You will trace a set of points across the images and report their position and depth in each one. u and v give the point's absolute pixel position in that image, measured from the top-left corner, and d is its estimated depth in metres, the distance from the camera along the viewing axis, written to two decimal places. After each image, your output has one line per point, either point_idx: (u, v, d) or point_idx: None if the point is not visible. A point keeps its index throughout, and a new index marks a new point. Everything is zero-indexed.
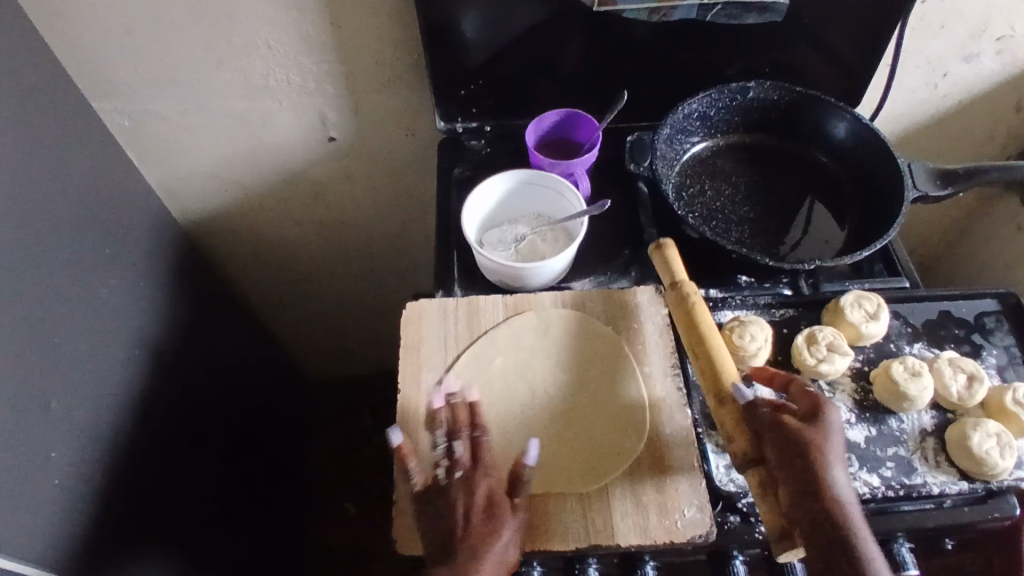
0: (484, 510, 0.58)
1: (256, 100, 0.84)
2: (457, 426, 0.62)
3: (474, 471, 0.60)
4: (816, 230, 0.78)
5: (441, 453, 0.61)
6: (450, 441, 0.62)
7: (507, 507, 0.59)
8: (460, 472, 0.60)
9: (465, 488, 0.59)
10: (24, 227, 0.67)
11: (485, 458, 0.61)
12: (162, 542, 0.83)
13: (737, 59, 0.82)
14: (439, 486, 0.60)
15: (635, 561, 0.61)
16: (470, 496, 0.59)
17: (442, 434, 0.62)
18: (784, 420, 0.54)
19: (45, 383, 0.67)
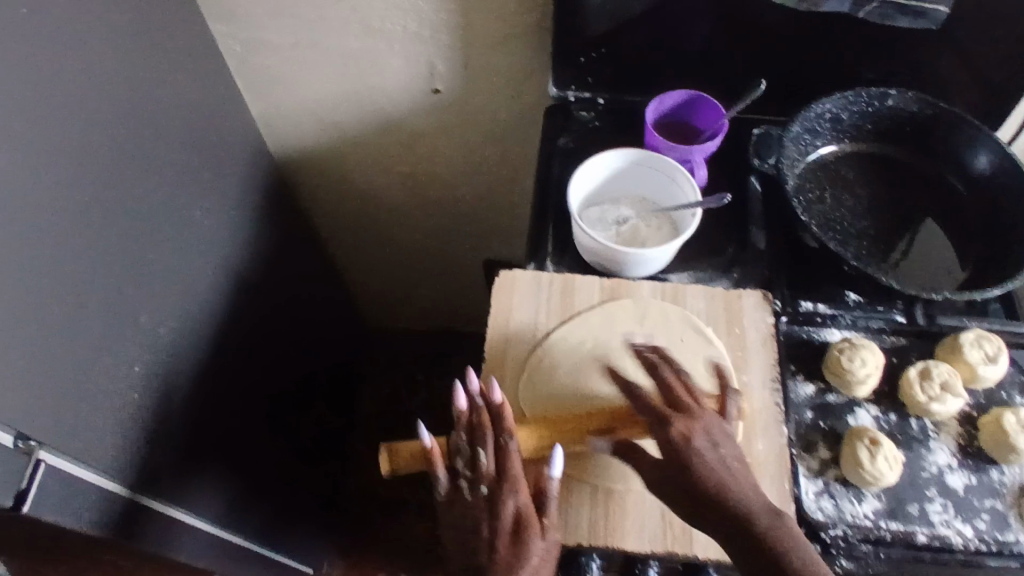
0: (510, 534, 0.54)
1: (368, 42, 0.82)
2: (480, 428, 0.57)
3: (503, 488, 0.55)
4: (937, 256, 0.73)
5: (464, 461, 0.56)
6: (474, 447, 0.56)
7: (536, 528, 0.55)
8: (488, 486, 0.56)
9: (490, 506, 0.55)
10: (132, 141, 0.66)
11: (512, 471, 0.55)
12: (217, 466, 0.84)
13: (881, 64, 0.76)
14: (464, 504, 0.56)
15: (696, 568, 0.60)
16: (497, 516, 0.55)
17: (464, 437, 0.57)
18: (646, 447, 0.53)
19: (135, 300, 0.67)
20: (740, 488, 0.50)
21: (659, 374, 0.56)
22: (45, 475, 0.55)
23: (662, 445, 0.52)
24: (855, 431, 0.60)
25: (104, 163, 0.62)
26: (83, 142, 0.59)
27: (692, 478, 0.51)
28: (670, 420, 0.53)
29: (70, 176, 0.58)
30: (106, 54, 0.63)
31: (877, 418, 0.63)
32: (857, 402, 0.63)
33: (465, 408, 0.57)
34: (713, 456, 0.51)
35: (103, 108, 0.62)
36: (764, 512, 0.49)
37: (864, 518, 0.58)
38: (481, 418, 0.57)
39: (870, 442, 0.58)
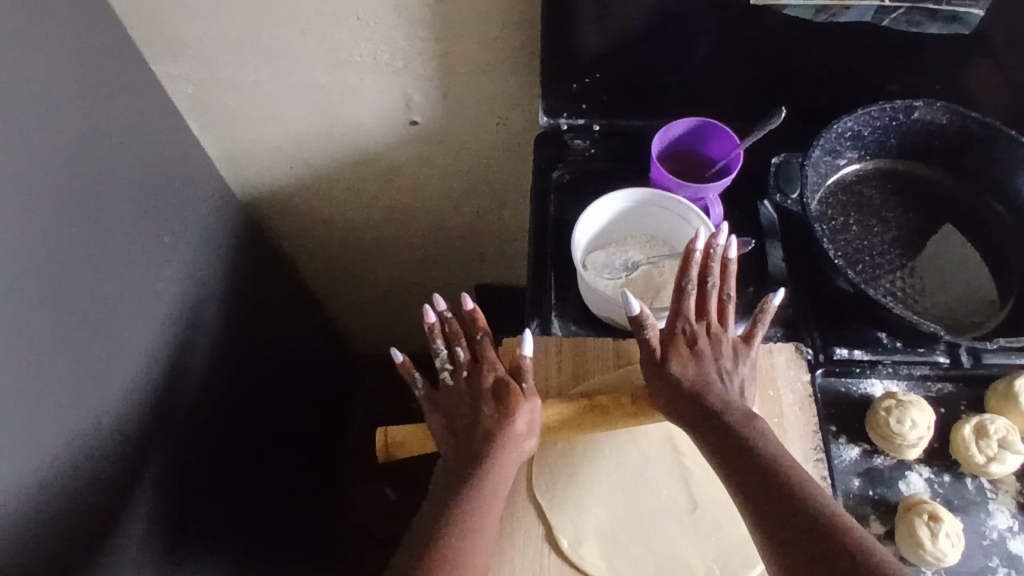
0: (494, 407, 0.55)
1: (335, 76, 0.73)
2: (453, 329, 0.59)
3: (479, 369, 0.57)
4: (976, 283, 0.66)
5: (443, 358, 0.59)
6: (451, 347, 0.59)
7: (519, 395, 0.55)
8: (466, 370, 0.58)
9: (471, 388, 0.57)
10: (85, 223, 0.58)
11: (489, 355, 0.58)
12: (196, 552, 0.78)
13: (905, 75, 0.69)
14: (446, 390, 0.58)
15: None
16: (478, 390, 0.56)
17: (441, 342, 0.59)
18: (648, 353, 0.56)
19: (92, 401, 0.59)
20: (726, 385, 0.54)
21: (703, 284, 0.57)
22: None
23: (668, 342, 0.55)
24: (912, 503, 0.54)
25: (49, 258, 0.54)
26: (26, 239, 0.51)
27: (680, 376, 0.54)
28: (686, 330, 0.56)
29: (13, 284, 0.50)
30: (52, 131, 0.54)
31: (929, 481, 0.57)
32: (907, 465, 0.57)
33: (434, 322, 0.58)
34: (701, 362, 0.54)
35: (48, 194, 0.54)
36: (739, 412, 0.52)
37: None
38: (451, 324, 0.59)
39: (930, 518, 0.52)
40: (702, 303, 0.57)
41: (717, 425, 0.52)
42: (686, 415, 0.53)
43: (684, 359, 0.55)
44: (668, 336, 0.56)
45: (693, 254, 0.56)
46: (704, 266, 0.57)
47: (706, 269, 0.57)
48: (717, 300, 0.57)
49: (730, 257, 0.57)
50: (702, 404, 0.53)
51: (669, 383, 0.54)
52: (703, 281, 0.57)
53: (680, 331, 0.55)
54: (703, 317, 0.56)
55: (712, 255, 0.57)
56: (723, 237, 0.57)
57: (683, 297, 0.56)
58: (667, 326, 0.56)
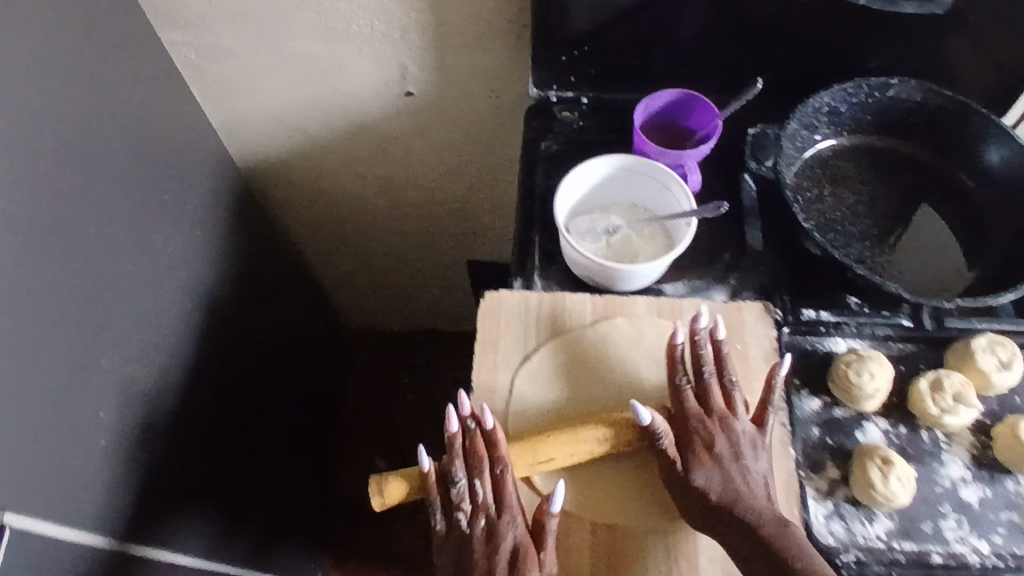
0: (510, 562, 0.54)
1: (333, 46, 0.77)
2: (474, 458, 0.55)
3: (500, 518, 0.55)
4: (943, 253, 0.69)
5: (461, 492, 0.55)
6: (471, 478, 0.55)
7: (535, 561, 0.54)
8: (486, 517, 0.55)
9: (489, 531, 0.55)
10: (77, 175, 0.62)
11: (511, 497, 0.55)
12: (195, 499, 0.82)
13: (882, 52, 0.72)
14: (461, 528, 0.55)
15: None
16: (495, 539, 0.55)
17: (461, 470, 0.55)
18: (675, 484, 0.56)
19: (94, 341, 0.63)
20: (754, 498, 0.54)
21: (698, 374, 0.58)
22: (10, 542, 0.53)
23: (685, 449, 0.56)
24: (865, 449, 0.57)
25: (44, 205, 0.58)
26: (21, 185, 0.55)
27: (706, 488, 0.55)
28: (699, 426, 0.56)
29: (11, 224, 0.54)
30: (41, 87, 0.58)
31: (887, 432, 0.60)
32: (865, 417, 0.60)
33: (457, 433, 0.55)
34: (728, 484, 0.55)
35: (37, 146, 0.57)
36: (772, 518, 0.54)
37: (877, 539, 0.56)
38: (476, 441, 0.55)
39: (882, 462, 0.55)
40: (705, 395, 0.58)
41: (757, 553, 0.52)
42: (721, 536, 0.54)
43: (709, 491, 0.54)
44: (692, 473, 0.55)
45: (675, 348, 0.59)
46: (696, 355, 0.59)
47: (698, 358, 0.58)
48: (719, 387, 0.58)
49: (719, 338, 0.59)
50: (727, 538, 0.54)
51: (695, 505, 0.55)
52: (698, 370, 0.58)
53: (695, 437, 0.56)
54: (710, 417, 0.57)
55: (698, 340, 0.59)
56: (705, 318, 0.58)
57: (682, 393, 0.58)
58: (678, 430, 0.57)
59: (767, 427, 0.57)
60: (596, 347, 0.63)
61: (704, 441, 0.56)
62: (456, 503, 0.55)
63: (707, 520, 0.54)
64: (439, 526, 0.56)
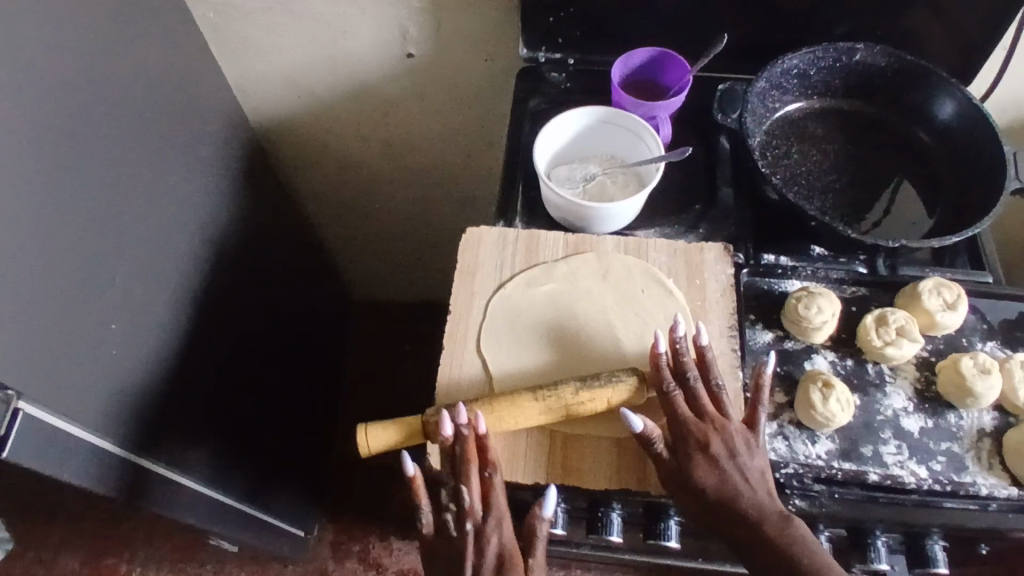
0: (495, 565, 0.58)
1: (339, 6, 0.83)
2: (462, 464, 0.57)
3: (487, 523, 0.58)
4: (902, 209, 0.74)
5: (449, 498, 0.58)
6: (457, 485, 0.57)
7: (519, 566, 0.58)
8: (473, 522, 0.58)
9: (477, 536, 0.58)
10: (99, 107, 0.68)
11: (497, 500, 0.58)
12: (198, 425, 0.88)
13: (849, 19, 0.76)
14: (449, 532, 0.58)
15: (659, 512, 0.64)
16: (481, 545, 0.58)
17: (448, 477, 0.58)
18: (672, 484, 0.57)
19: (109, 259, 0.69)
20: (754, 496, 0.56)
21: (683, 377, 0.59)
22: (23, 424, 0.57)
23: (682, 451, 0.57)
24: (810, 374, 0.62)
25: (68, 129, 0.64)
26: (49, 106, 0.62)
27: (706, 488, 0.56)
28: (694, 427, 0.57)
29: (38, 140, 0.60)
30: (67, 23, 0.65)
31: (833, 362, 0.65)
32: (814, 349, 0.65)
33: (450, 437, 0.57)
34: (727, 478, 0.56)
35: (61, 74, 0.64)
36: (774, 515, 0.55)
37: (817, 457, 0.60)
38: (467, 447, 0.57)
39: (823, 385, 0.60)
40: (693, 399, 0.58)
41: (762, 547, 0.54)
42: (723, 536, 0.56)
43: (709, 489, 0.56)
44: (688, 474, 0.56)
45: (659, 359, 0.59)
46: (676, 362, 0.59)
47: (680, 365, 0.59)
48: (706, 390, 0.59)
49: (704, 344, 0.59)
50: (731, 530, 0.56)
51: (695, 504, 0.56)
52: (682, 376, 0.59)
53: (688, 438, 0.57)
54: (701, 419, 0.58)
55: (678, 349, 0.59)
56: (682, 327, 0.59)
57: (672, 400, 0.58)
58: (669, 435, 0.58)
59: (759, 427, 0.58)
60: (566, 280, 0.68)
61: (696, 440, 0.57)
62: (444, 508, 0.58)
63: (710, 511, 0.56)
64: (426, 529, 0.59)
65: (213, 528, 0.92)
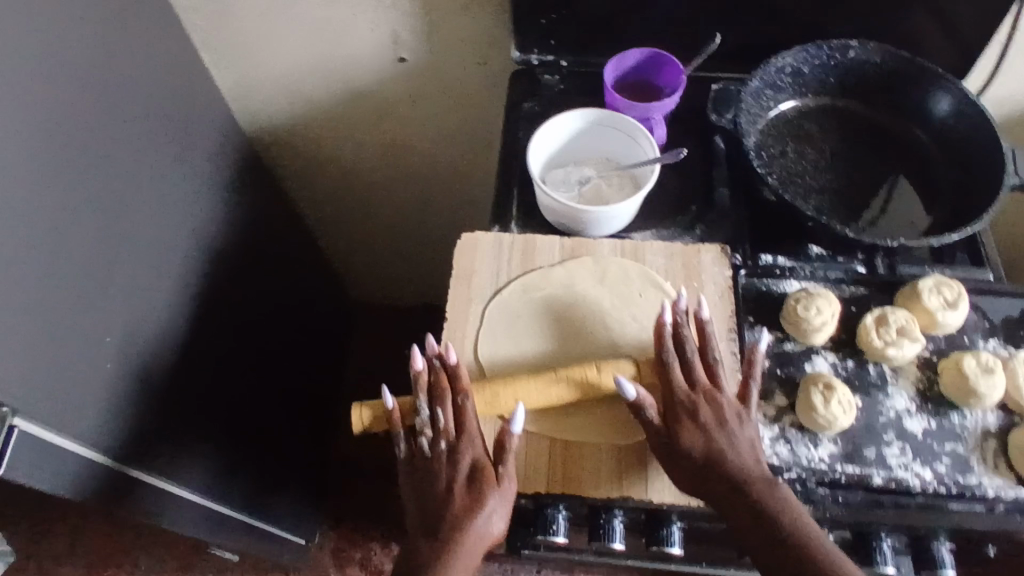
0: (467, 484, 0.57)
1: (332, 12, 0.83)
2: (437, 389, 0.58)
3: (460, 442, 0.58)
4: (900, 207, 0.73)
5: (424, 421, 0.59)
6: (433, 409, 0.59)
7: (491, 479, 0.57)
8: (446, 442, 0.58)
9: (450, 459, 0.58)
10: (90, 118, 0.67)
11: (471, 426, 0.58)
12: (195, 436, 0.87)
13: (844, 16, 0.76)
14: (423, 455, 0.59)
15: (662, 520, 0.63)
16: (454, 467, 0.57)
17: (424, 401, 0.59)
18: (661, 446, 0.57)
19: (102, 270, 0.69)
20: (741, 460, 0.56)
21: (681, 350, 0.59)
22: (19, 441, 0.56)
23: (672, 418, 0.58)
24: (812, 376, 0.61)
25: (58, 142, 0.63)
26: (39, 118, 0.61)
27: (694, 451, 0.56)
28: (683, 397, 0.58)
29: (28, 152, 0.59)
30: (58, 34, 0.65)
31: (834, 364, 0.64)
32: (814, 350, 0.64)
33: (422, 370, 0.59)
34: (714, 440, 0.56)
35: (50, 86, 0.63)
36: (758, 476, 0.55)
37: (820, 461, 0.59)
38: (440, 377, 0.59)
39: (824, 387, 0.59)
40: (688, 369, 0.59)
41: (746, 503, 0.54)
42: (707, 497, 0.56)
43: (695, 450, 0.56)
44: (676, 438, 0.57)
45: (662, 327, 0.59)
46: (675, 334, 0.60)
47: (678, 337, 0.59)
48: (702, 362, 0.59)
49: (703, 318, 0.60)
50: (716, 491, 0.56)
51: (682, 469, 0.57)
52: (680, 349, 0.59)
53: (678, 406, 0.58)
54: (692, 386, 0.58)
55: (678, 321, 0.60)
56: (683, 299, 0.60)
57: (666, 368, 0.59)
58: (663, 402, 0.58)
59: (750, 402, 0.59)
60: (564, 284, 0.67)
61: (685, 402, 0.58)
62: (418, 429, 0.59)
63: (695, 469, 0.56)
64: (402, 454, 0.60)
65: (212, 539, 0.91)
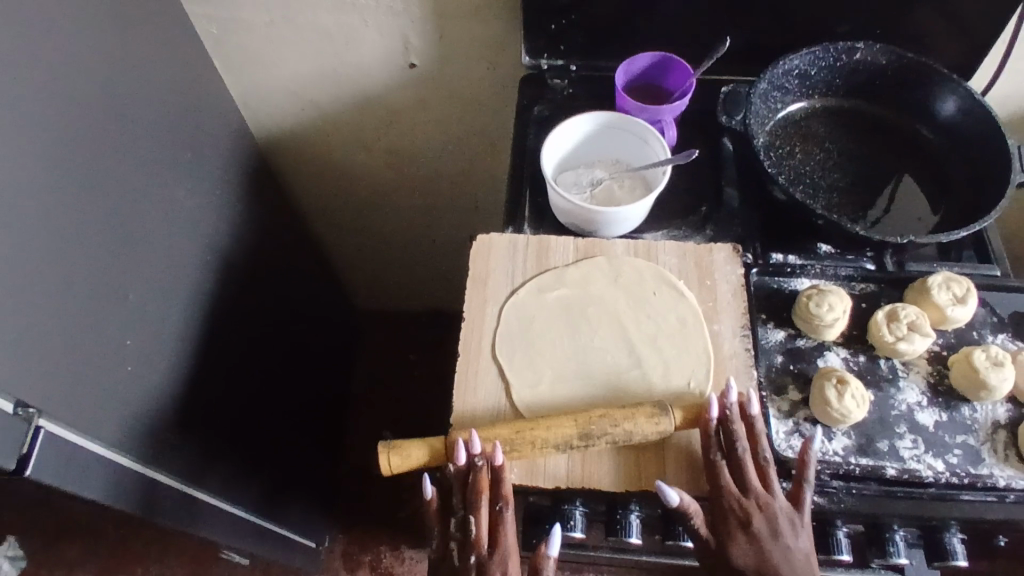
0: None
1: (343, 19, 0.84)
2: (473, 495, 0.57)
3: (491, 557, 0.57)
4: (907, 205, 0.74)
5: (457, 525, 0.59)
6: (467, 513, 0.58)
7: None
8: (477, 554, 0.57)
9: (479, 571, 0.57)
10: (106, 125, 0.68)
11: (505, 539, 0.57)
12: (211, 438, 0.88)
13: (849, 17, 0.77)
14: (453, 561, 0.59)
15: (672, 526, 0.64)
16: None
17: (460, 504, 0.58)
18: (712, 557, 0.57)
19: (121, 275, 0.70)
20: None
21: (732, 449, 0.58)
22: (46, 441, 0.58)
23: (723, 528, 0.57)
24: (824, 371, 0.62)
25: (78, 150, 0.64)
26: (59, 125, 0.62)
27: (747, 569, 0.56)
28: (736, 505, 0.57)
29: (50, 160, 0.61)
30: (76, 43, 0.66)
31: (846, 359, 0.65)
32: (826, 346, 0.66)
33: (462, 466, 0.58)
34: (765, 558, 0.55)
35: (70, 93, 0.64)
36: None
37: (834, 454, 0.60)
38: (478, 477, 0.57)
39: (838, 381, 0.61)
40: (738, 470, 0.57)
41: None
42: None
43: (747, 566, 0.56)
44: (727, 551, 0.56)
45: (708, 423, 0.58)
46: (725, 430, 0.58)
47: (728, 433, 0.58)
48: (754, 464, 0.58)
49: (752, 413, 0.58)
50: None
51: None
52: (730, 448, 0.58)
53: (728, 515, 0.57)
54: (743, 494, 0.57)
55: (728, 416, 0.58)
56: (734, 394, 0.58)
57: (713, 468, 0.58)
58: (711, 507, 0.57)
59: (804, 506, 0.57)
60: (578, 285, 0.68)
61: (735, 515, 0.57)
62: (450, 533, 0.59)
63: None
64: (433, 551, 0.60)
65: (229, 541, 0.92)
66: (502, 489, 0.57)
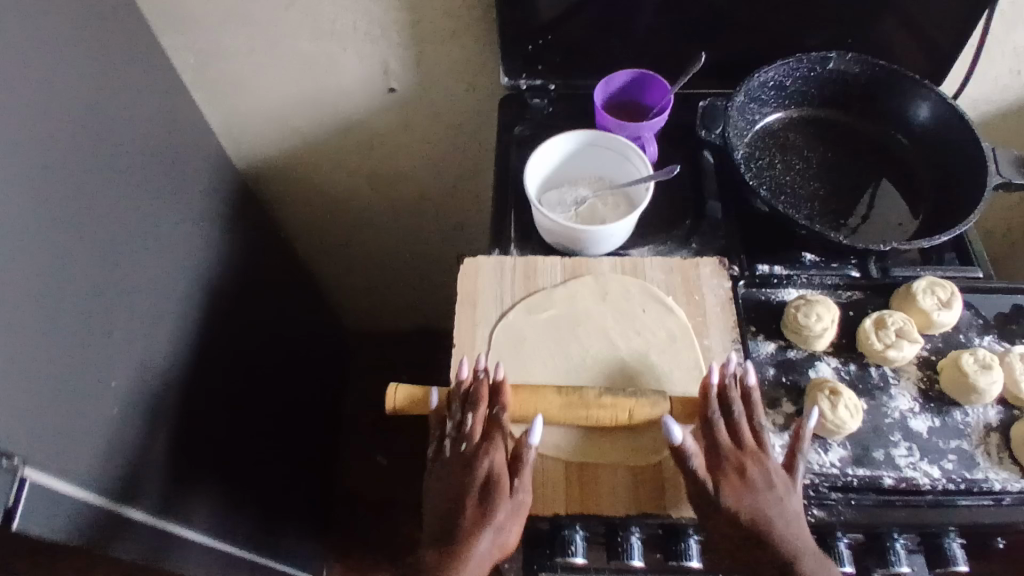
0: (480, 511, 0.56)
1: (322, 47, 0.84)
2: (472, 397, 0.59)
3: (481, 448, 0.58)
4: (887, 210, 0.75)
5: (452, 425, 0.59)
6: (464, 412, 0.59)
7: (503, 492, 0.56)
8: (468, 445, 0.58)
9: (467, 466, 0.58)
10: (84, 164, 0.67)
11: (496, 442, 0.58)
12: (201, 475, 0.87)
13: (821, 29, 0.78)
14: (446, 459, 0.59)
15: (676, 548, 0.63)
16: (471, 479, 0.57)
17: (457, 406, 0.60)
18: (706, 507, 0.56)
19: (105, 315, 0.68)
20: (782, 526, 0.55)
21: (728, 412, 0.59)
22: (31, 491, 0.55)
23: (717, 472, 0.56)
24: (816, 382, 0.62)
25: (55, 191, 0.63)
26: (37, 166, 0.61)
27: (738, 511, 0.55)
28: (730, 456, 0.57)
29: (27, 203, 0.59)
30: (53, 82, 0.65)
31: (837, 369, 0.65)
32: (817, 356, 0.66)
33: (466, 380, 0.60)
34: (755, 501, 0.56)
35: (47, 134, 0.63)
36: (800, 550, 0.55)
37: (830, 466, 0.60)
38: (479, 388, 0.59)
39: (830, 393, 0.61)
40: (734, 431, 0.58)
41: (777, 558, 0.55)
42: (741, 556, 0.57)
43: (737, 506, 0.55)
44: (719, 499, 0.56)
45: (709, 387, 0.59)
46: (722, 394, 0.59)
47: (725, 397, 0.59)
48: (748, 427, 0.58)
49: (750, 384, 0.59)
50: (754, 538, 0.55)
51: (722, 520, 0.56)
52: (726, 408, 0.59)
53: (722, 460, 0.57)
54: (738, 445, 0.58)
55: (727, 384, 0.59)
56: (735, 363, 0.59)
57: (710, 425, 0.58)
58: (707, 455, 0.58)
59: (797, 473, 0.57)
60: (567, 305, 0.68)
61: (729, 461, 0.57)
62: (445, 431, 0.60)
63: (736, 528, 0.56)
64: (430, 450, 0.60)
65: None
66: (501, 402, 0.59)
